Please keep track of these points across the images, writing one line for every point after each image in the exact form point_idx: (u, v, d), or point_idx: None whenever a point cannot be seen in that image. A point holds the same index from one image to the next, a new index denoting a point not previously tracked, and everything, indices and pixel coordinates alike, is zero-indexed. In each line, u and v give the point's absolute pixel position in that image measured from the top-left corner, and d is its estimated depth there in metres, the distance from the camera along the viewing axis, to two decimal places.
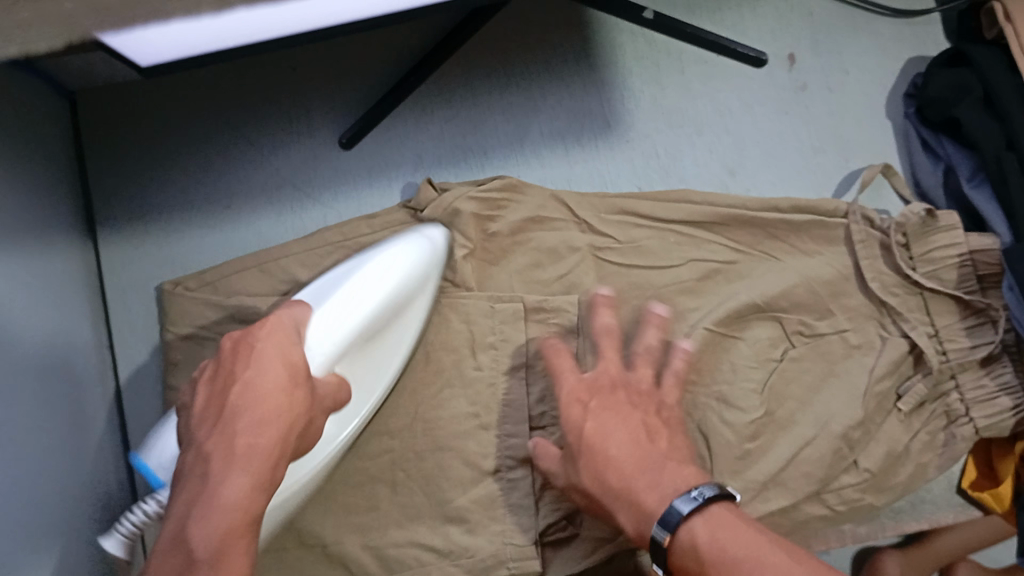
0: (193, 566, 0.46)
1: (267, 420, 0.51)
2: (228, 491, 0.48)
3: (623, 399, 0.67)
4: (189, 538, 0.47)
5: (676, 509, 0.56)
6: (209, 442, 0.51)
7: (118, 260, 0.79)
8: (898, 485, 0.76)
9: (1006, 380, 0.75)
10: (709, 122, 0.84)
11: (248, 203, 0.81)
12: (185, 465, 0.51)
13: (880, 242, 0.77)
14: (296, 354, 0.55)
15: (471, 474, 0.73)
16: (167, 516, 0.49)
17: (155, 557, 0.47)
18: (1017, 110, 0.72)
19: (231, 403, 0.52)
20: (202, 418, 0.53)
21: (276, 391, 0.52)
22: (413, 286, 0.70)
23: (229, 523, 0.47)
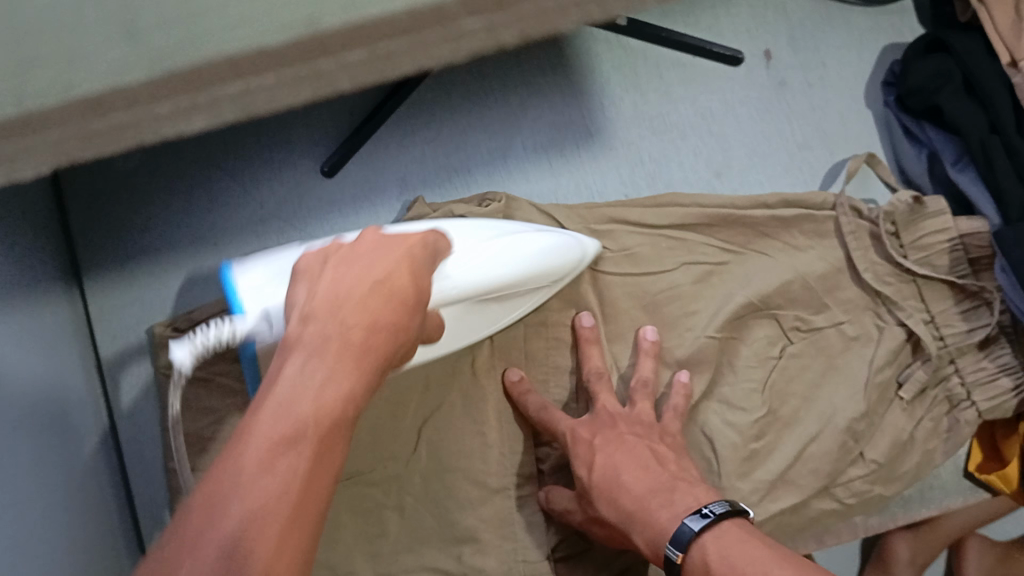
0: (299, 445, 0.39)
1: (379, 326, 0.46)
2: (341, 390, 0.42)
3: (625, 431, 0.68)
4: (305, 419, 0.40)
5: (687, 526, 0.56)
6: (325, 325, 0.45)
7: (108, 306, 0.78)
8: (907, 473, 0.76)
9: (1005, 361, 0.75)
10: (692, 124, 0.84)
11: (236, 239, 0.80)
12: (298, 340, 0.44)
13: (870, 232, 0.77)
14: (419, 279, 0.51)
15: (479, 494, 0.72)
16: (272, 384, 0.42)
17: (260, 420, 0.40)
18: (1001, 94, 0.73)
19: (358, 297, 0.46)
20: (318, 303, 0.46)
21: (396, 305, 0.48)
22: (552, 273, 0.70)
23: (335, 420, 0.41)
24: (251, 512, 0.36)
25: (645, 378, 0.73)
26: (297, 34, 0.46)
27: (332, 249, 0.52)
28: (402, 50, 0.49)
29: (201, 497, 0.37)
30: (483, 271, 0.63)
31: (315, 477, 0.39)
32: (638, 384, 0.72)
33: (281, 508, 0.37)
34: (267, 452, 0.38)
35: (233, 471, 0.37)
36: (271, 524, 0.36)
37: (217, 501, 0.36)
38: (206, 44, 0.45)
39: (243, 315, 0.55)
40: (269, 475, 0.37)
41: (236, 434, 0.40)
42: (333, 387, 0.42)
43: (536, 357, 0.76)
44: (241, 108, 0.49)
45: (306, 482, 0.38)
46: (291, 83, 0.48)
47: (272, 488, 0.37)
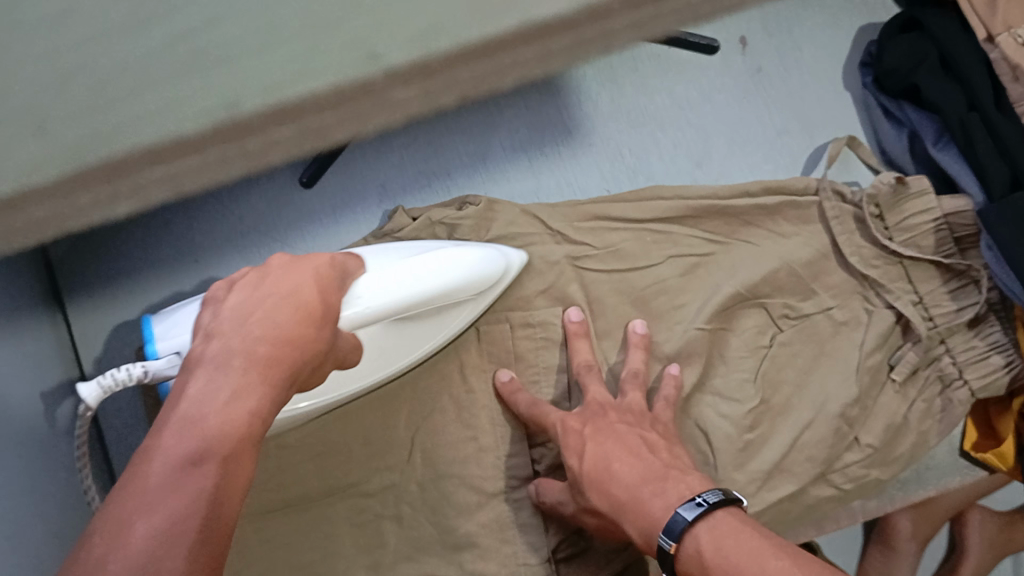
0: (204, 462, 0.38)
1: (288, 340, 0.46)
2: (249, 402, 0.41)
3: (615, 420, 0.67)
4: (211, 433, 0.39)
5: (680, 516, 0.55)
6: (233, 343, 0.45)
7: (91, 329, 0.76)
8: (902, 455, 0.76)
9: (996, 339, 0.75)
10: (670, 115, 0.84)
11: (218, 256, 0.79)
12: (202, 356, 0.45)
13: (855, 216, 0.77)
14: (328, 297, 0.51)
15: (476, 499, 0.72)
16: (177, 403, 0.41)
17: (164, 439, 0.39)
18: (977, 73, 0.74)
19: (264, 315, 0.47)
20: (225, 323, 0.47)
21: (302, 320, 0.48)
22: (480, 287, 0.68)
23: (244, 432, 0.40)
24: (157, 531, 0.34)
25: (635, 370, 0.72)
26: (212, 118, 0.44)
27: (241, 271, 0.52)
28: (331, 124, 0.48)
29: (104, 523, 0.35)
30: (414, 285, 0.61)
31: (226, 493, 0.37)
32: (628, 376, 0.71)
33: (186, 526, 0.35)
34: (168, 472, 0.37)
35: (137, 492, 0.36)
36: (181, 544, 0.34)
37: (120, 526, 0.35)
38: (139, 130, 0.43)
39: (156, 355, 0.57)
40: (176, 493, 0.36)
41: (140, 455, 0.39)
42: (239, 401, 0.41)
43: (525, 358, 0.76)
44: (170, 188, 0.47)
45: (214, 498, 0.37)
46: (214, 166, 0.47)
47: (178, 508, 0.35)
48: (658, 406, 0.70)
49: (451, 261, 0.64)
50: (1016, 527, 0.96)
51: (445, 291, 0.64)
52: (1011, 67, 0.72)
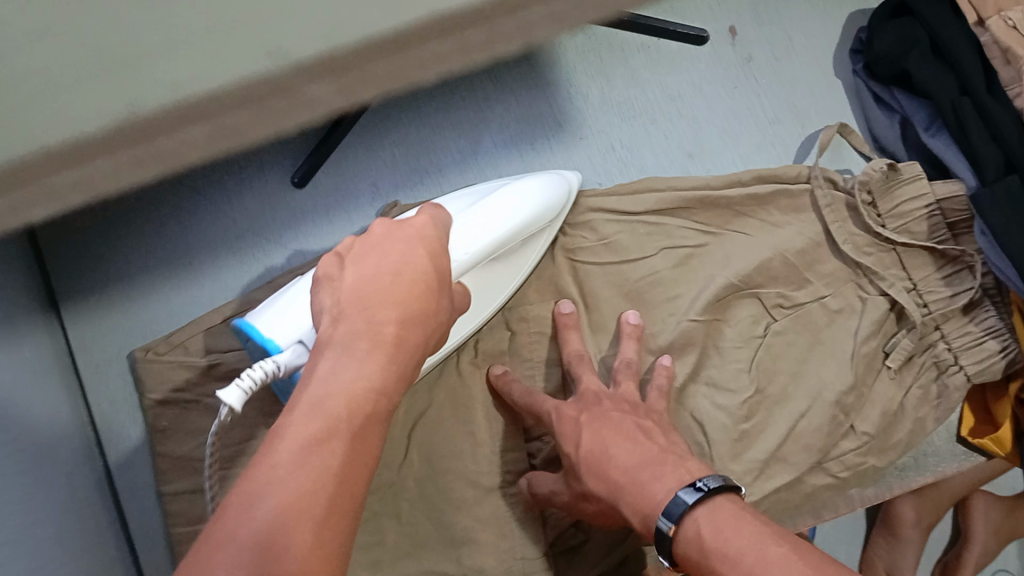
0: (332, 445, 0.37)
1: (407, 312, 0.45)
2: (369, 377, 0.41)
3: (611, 408, 0.66)
4: (335, 412, 0.39)
5: (681, 499, 0.54)
6: (357, 317, 0.44)
7: (87, 335, 0.77)
8: (899, 443, 0.76)
9: (990, 324, 0.75)
10: (662, 107, 0.84)
11: (215, 257, 0.80)
12: (331, 338, 0.43)
13: (847, 204, 0.77)
14: (439, 262, 0.49)
15: (473, 494, 0.72)
16: (305, 384, 0.40)
17: (293, 420, 0.38)
18: (967, 55, 0.74)
19: (387, 290, 0.45)
20: (346, 300, 0.45)
21: (423, 291, 0.46)
22: (544, 221, 0.70)
23: (365, 410, 0.40)
24: (286, 506, 0.34)
25: (631, 360, 0.72)
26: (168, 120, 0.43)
27: (345, 244, 0.49)
28: None
29: (239, 490, 0.36)
30: (507, 223, 0.65)
31: (350, 475, 0.37)
32: (621, 365, 0.71)
33: (315, 507, 0.35)
34: (299, 453, 0.36)
35: (269, 464, 0.36)
36: (299, 529, 0.34)
37: (248, 500, 0.34)
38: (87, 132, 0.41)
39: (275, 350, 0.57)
40: (302, 471, 0.36)
41: (270, 433, 0.38)
42: (364, 380, 0.41)
43: (520, 352, 0.76)
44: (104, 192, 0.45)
45: (339, 477, 0.37)
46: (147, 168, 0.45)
47: (306, 486, 0.35)
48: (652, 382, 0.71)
49: (519, 204, 0.67)
50: (1019, 509, 0.96)
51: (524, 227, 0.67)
52: (1002, 51, 0.73)
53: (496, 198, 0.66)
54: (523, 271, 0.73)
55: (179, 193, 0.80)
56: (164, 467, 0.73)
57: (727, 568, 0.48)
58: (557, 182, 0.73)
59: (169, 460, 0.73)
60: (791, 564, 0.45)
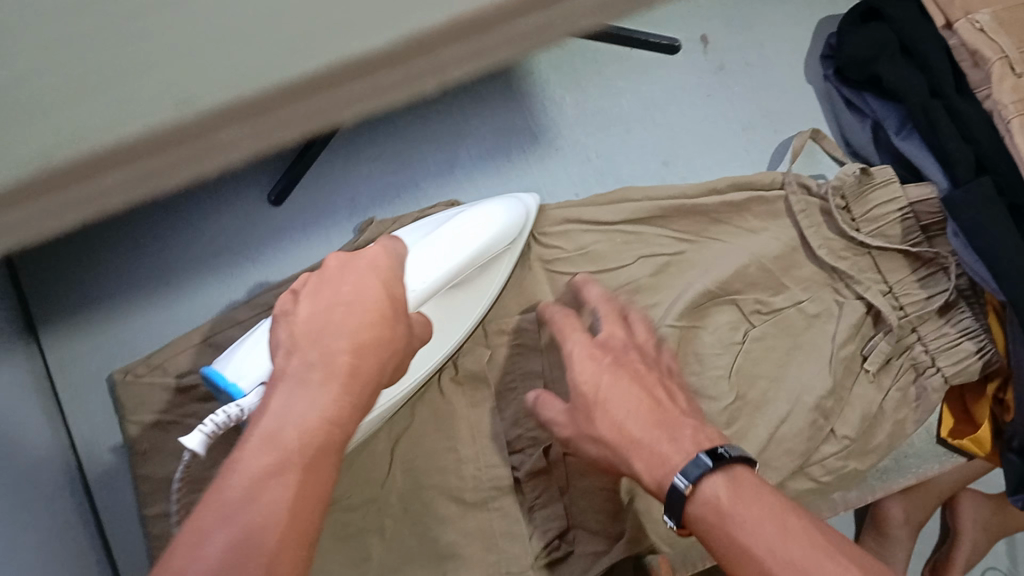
0: (285, 474, 0.39)
1: (360, 337, 0.46)
2: (322, 407, 0.42)
3: (636, 358, 0.63)
4: (286, 445, 0.40)
5: (703, 459, 0.53)
6: (310, 351, 0.46)
7: (66, 358, 0.77)
8: (880, 445, 0.76)
9: (967, 325, 0.75)
10: (636, 116, 0.84)
11: (192, 277, 0.79)
12: (285, 371, 0.45)
13: (821, 208, 0.78)
14: (391, 289, 0.51)
15: (457, 508, 0.72)
16: (260, 418, 0.42)
17: (245, 453, 0.40)
18: (937, 56, 0.74)
19: (339, 321, 0.47)
20: (302, 335, 0.47)
21: (376, 317, 0.48)
22: (502, 247, 0.71)
23: (319, 440, 0.41)
24: (236, 540, 0.36)
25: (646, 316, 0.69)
26: None
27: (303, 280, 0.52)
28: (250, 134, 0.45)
29: (192, 526, 0.37)
30: (453, 257, 0.65)
31: (301, 504, 0.39)
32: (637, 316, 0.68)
33: (266, 536, 0.37)
34: (249, 487, 0.38)
35: (222, 501, 0.38)
36: (253, 560, 0.35)
37: (196, 535, 0.36)
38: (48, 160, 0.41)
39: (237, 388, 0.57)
40: (255, 505, 0.37)
41: (224, 467, 0.40)
42: (316, 410, 0.42)
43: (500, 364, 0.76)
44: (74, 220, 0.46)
45: (291, 509, 0.38)
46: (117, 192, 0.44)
47: (256, 518, 0.37)
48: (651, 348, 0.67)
49: (467, 234, 0.67)
50: (1007, 506, 0.97)
51: (473, 257, 0.67)
52: (970, 53, 0.73)
53: (442, 231, 0.67)
54: (487, 297, 0.74)
55: (155, 214, 0.80)
56: (144, 489, 0.73)
57: (744, 538, 0.49)
58: (513, 208, 0.73)
59: (150, 482, 0.73)
60: (814, 550, 0.47)
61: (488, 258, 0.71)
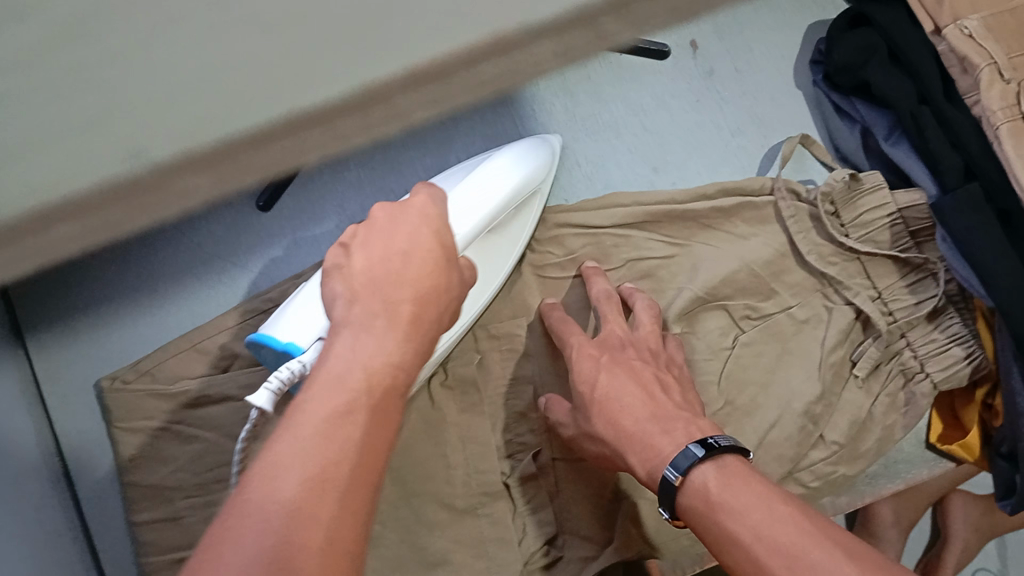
0: (354, 418, 0.38)
1: (419, 290, 0.46)
2: (385, 356, 0.41)
3: (634, 356, 0.68)
4: (354, 387, 0.39)
5: (691, 452, 0.56)
6: (375, 300, 0.44)
7: (53, 364, 0.76)
8: (870, 450, 0.76)
9: (956, 331, 0.75)
10: (625, 121, 0.84)
11: (181, 282, 0.79)
12: (346, 319, 0.43)
13: (810, 214, 0.78)
14: (444, 237, 0.50)
15: (447, 515, 0.72)
16: (322, 362, 0.41)
17: (312, 393, 0.38)
18: (925, 63, 0.75)
19: (401, 272, 0.46)
20: (359, 284, 0.45)
21: (433, 268, 0.47)
22: (534, 187, 0.72)
23: (385, 387, 0.40)
24: (309, 477, 0.34)
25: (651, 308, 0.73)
26: None
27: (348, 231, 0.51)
28: None
29: (261, 459, 0.35)
30: (499, 191, 0.66)
31: (372, 449, 0.37)
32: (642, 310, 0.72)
33: (338, 478, 0.35)
34: (324, 426, 0.37)
35: (292, 436, 0.36)
36: (327, 498, 0.34)
37: (274, 469, 0.35)
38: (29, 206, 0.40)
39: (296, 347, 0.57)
40: (327, 444, 0.36)
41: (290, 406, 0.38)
42: (383, 357, 0.41)
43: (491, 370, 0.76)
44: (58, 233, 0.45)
45: (361, 451, 0.37)
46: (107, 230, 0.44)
47: (329, 456, 0.36)
48: (642, 343, 0.70)
49: (507, 170, 0.68)
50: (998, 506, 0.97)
51: (515, 192, 0.68)
52: (959, 59, 0.72)
53: (484, 167, 0.67)
54: (517, 240, 0.75)
55: None
56: (132, 496, 0.72)
57: (732, 522, 0.51)
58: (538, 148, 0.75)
59: (138, 489, 0.72)
60: (800, 529, 0.48)
61: (524, 196, 0.72)
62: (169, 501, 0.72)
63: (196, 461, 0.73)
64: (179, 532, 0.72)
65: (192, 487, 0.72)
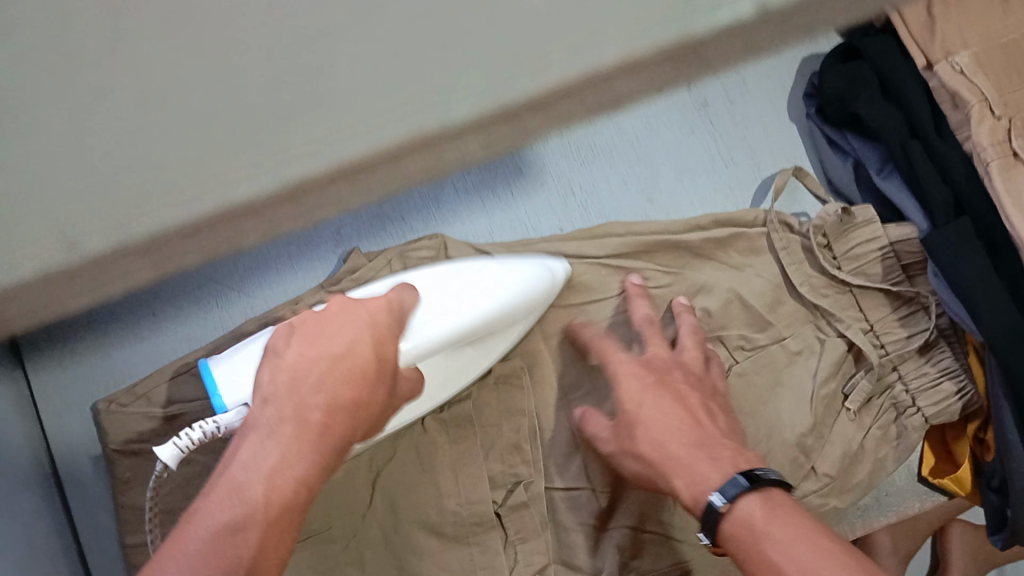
0: (244, 533, 0.43)
1: (335, 400, 0.50)
2: (288, 469, 0.46)
3: (679, 379, 0.68)
4: (247, 504, 0.44)
5: (742, 480, 0.57)
6: (285, 409, 0.49)
7: (49, 386, 0.77)
8: (860, 483, 0.76)
9: (946, 365, 0.75)
10: (621, 152, 0.85)
11: (176, 307, 0.80)
12: (258, 424, 0.48)
13: (803, 245, 0.78)
14: (383, 348, 0.54)
15: (436, 542, 0.72)
16: (226, 470, 0.46)
17: (205, 507, 0.44)
18: (916, 98, 0.76)
19: (319, 382, 0.50)
20: (284, 382, 0.51)
21: (359, 376, 0.51)
22: (513, 315, 0.69)
23: (282, 500, 0.45)
24: None
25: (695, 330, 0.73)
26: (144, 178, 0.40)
27: (301, 317, 0.56)
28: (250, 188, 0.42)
29: (150, 571, 0.41)
30: (451, 324, 0.63)
31: (257, 563, 0.42)
32: (687, 332, 0.73)
33: None
34: (210, 543, 0.42)
35: (180, 552, 0.41)
36: None
37: None
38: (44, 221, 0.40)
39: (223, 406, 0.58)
40: (215, 559, 0.41)
41: (188, 516, 0.44)
42: (284, 473, 0.46)
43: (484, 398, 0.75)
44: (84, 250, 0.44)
45: (247, 567, 0.42)
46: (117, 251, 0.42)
47: (215, 574, 0.40)
48: (684, 366, 0.70)
49: (471, 304, 0.65)
50: None
51: (473, 327, 0.65)
52: (950, 94, 0.74)
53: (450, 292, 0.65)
54: (493, 350, 0.72)
55: None
56: (127, 518, 0.73)
57: (778, 554, 0.52)
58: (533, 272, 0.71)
59: (132, 511, 0.73)
60: (844, 565, 0.50)
61: (500, 323, 0.68)
62: None
63: None
64: None
65: None
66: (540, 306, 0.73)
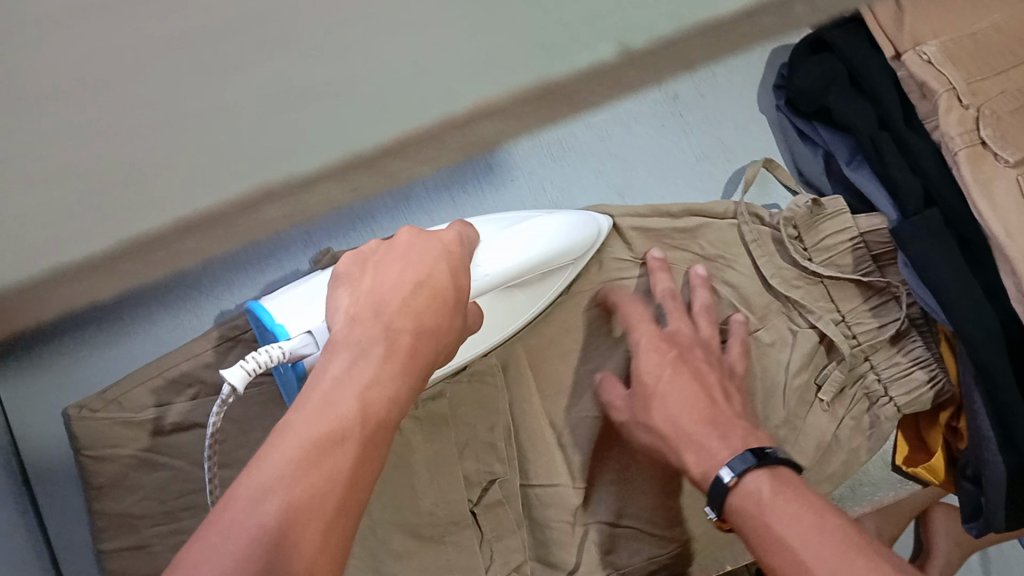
0: (344, 446, 0.44)
1: (421, 324, 0.52)
2: (380, 388, 0.47)
3: (699, 357, 0.70)
4: (346, 415, 0.45)
5: (749, 455, 0.59)
6: (372, 330, 0.50)
7: (18, 397, 0.76)
8: (835, 473, 0.76)
9: (918, 354, 0.75)
10: (591, 147, 0.85)
11: (146, 314, 0.79)
12: (347, 340, 0.50)
13: (773, 237, 0.78)
14: (458, 277, 0.56)
15: (411, 543, 0.72)
16: (319, 380, 0.47)
17: (297, 418, 0.45)
18: (884, 88, 0.75)
19: (403, 305, 0.52)
20: (362, 305, 0.52)
21: (439, 306, 0.53)
22: (565, 259, 0.71)
23: (378, 416, 0.46)
24: (293, 499, 0.41)
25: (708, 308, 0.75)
26: None
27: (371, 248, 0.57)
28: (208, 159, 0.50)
29: (250, 472, 0.42)
30: (513, 258, 0.66)
31: (355, 476, 0.44)
32: (698, 311, 0.74)
33: (322, 504, 0.42)
34: (307, 451, 0.43)
35: (277, 459, 0.42)
36: (305, 522, 0.41)
37: (260, 491, 0.41)
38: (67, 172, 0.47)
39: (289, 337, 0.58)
40: (317, 468, 0.42)
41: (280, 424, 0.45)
42: (379, 390, 0.47)
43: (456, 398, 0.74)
44: None
45: (347, 478, 0.43)
46: None
47: (319, 481, 0.42)
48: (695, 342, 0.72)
49: (527, 237, 0.68)
50: None
51: (534, 264, 0.67)
52: (917, 84, 0.74)
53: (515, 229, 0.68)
54: (543, 296, 0.74)
55: None
56: (101, 525, 0.73)
57: (783, 522, 0.54)
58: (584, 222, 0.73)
59: (106, 518, 0.73)
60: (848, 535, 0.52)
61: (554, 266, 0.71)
62: (138, 529, 0.73)
63: (165, 488, 0.73)
64: (147, 559, 0.73)
65: (160, 514, 0.73)
66: (586, 255, 0.75)
